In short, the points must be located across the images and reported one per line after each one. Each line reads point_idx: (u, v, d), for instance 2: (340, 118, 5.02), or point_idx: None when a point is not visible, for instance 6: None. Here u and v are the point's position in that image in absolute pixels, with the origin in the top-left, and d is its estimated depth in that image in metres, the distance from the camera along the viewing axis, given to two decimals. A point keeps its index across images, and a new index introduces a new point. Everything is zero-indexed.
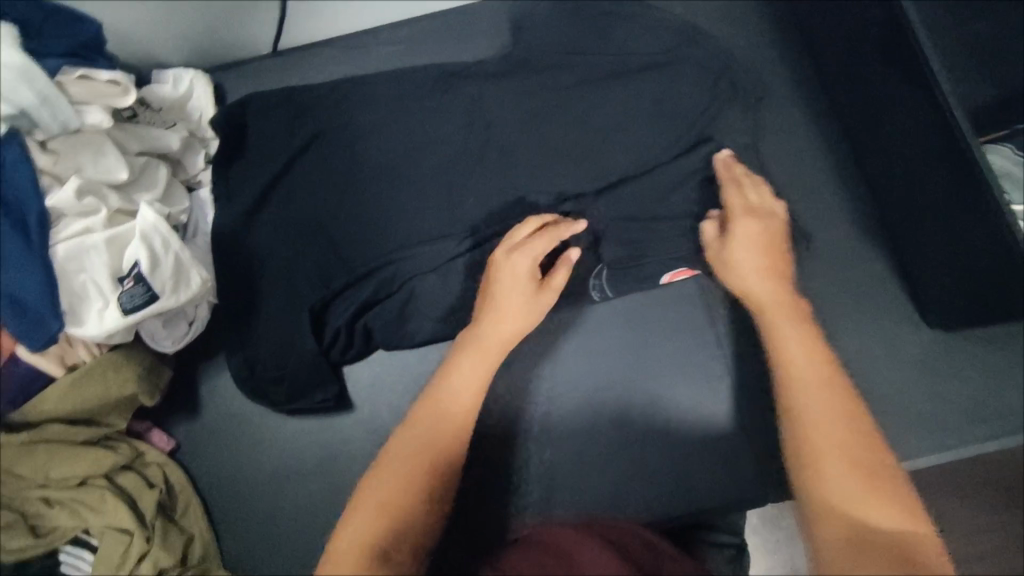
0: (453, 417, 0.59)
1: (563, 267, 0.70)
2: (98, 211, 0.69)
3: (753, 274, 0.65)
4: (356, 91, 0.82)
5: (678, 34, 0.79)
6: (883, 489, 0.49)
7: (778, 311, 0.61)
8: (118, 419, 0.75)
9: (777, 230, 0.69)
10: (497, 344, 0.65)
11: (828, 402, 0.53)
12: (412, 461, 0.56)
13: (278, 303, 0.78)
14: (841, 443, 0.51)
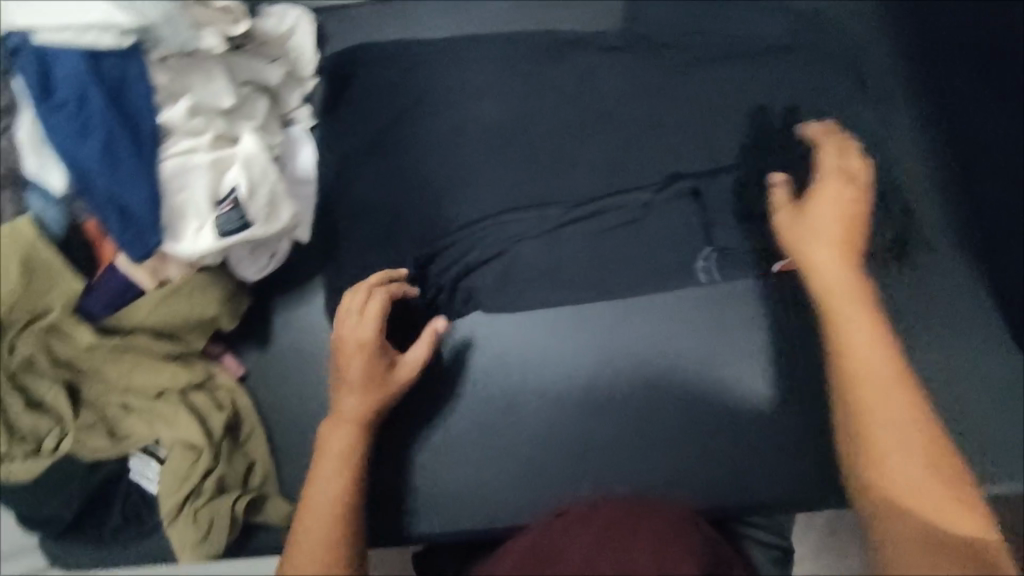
0: (343, 467, 0.67)
1: (426, 338, 0.76)
2: (204, 133, 0.70)
3: (829, 254, 0.70)
4: (472, 51, 0.88)
5: (792, 28, 0.84)
6: (944, 476, 0.58)
7: (847, 305, 0.68)
8: (196, 339, 0.77)
9: (858, 208, 0.73)
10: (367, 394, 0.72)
11: (901, 402, 0.61)
12: (323, 517, 0.63)
13: (377, 248, 0.83)
14: (910, 440, 0.59)
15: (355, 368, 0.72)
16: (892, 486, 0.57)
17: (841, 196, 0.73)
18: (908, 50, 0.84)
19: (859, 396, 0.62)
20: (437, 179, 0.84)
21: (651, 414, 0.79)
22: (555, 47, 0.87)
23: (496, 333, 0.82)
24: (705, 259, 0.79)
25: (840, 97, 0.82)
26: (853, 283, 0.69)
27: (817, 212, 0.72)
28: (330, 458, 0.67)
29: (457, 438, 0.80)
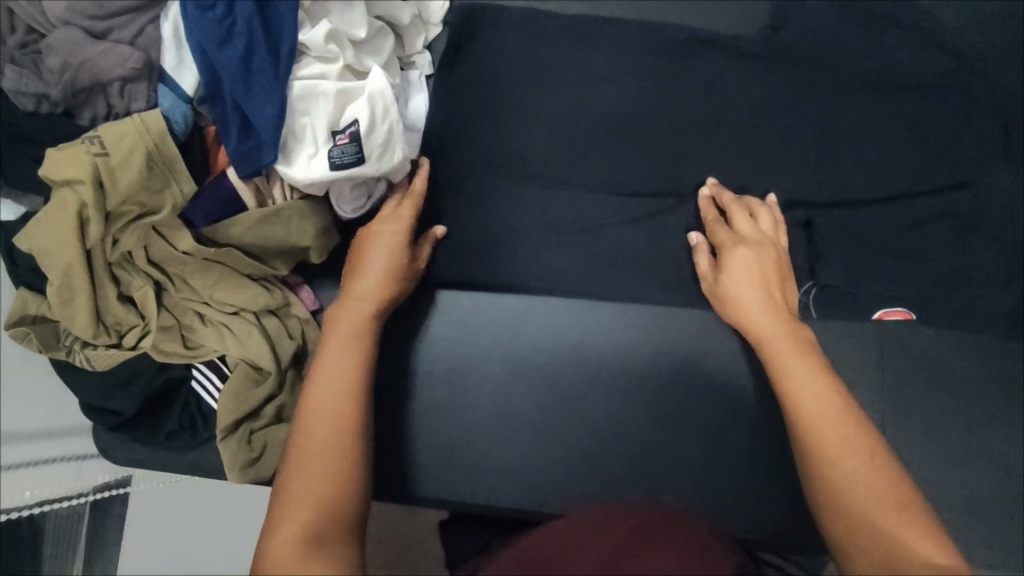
0: (343, 386, 0.63)
1: (427, 242, 0.78)
2: (335, 61, 0.69)
3: (755, 305, 0.68)
4: (603, 32, 0.85)
5: (937, 75, 0.81)
6: (910, 516, 0.54)
7: (778, 343, 0.65)
8: (281, 266, 0.76)
9: (771, 256, 0.72)
10: (370, 291, 0.70)
11: (844, 440, 0.58)
12: (323, 442, 0.60)
13: (474, 208, 0.82)
14: (863, 480, 0.56)
15: (377, 255, 0.72)
16: (850, 524, 0.55)
17: (751, 259, 0.71)
18: None
19: (807, 441, 0.59)
20: (546, 152, 0.82)
21: (720, 437, 0.75)
22: (690, 43, 0.84)
23: (583, 322, 0.78)
24: (805, 294, 0.77)
25: (979, 153, 0.79)
26: (776, 322, 0.67)
27: (733, 265, 0.71)
28: (330, 376, 0.63)
29: (523, 420, 0.76)
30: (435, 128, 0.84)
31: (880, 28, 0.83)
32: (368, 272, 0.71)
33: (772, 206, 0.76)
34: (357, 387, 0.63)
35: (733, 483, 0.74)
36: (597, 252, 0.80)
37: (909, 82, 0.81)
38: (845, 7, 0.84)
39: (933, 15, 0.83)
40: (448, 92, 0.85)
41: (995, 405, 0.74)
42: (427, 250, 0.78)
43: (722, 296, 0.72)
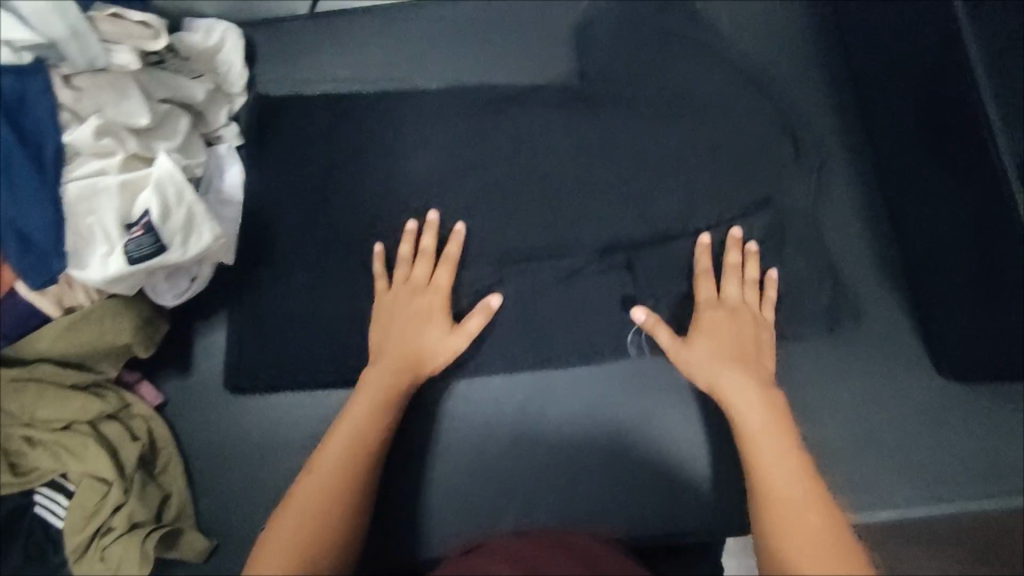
0: (343, 462, 0.66)
1: (478, 314, 0.77)
2: (114, 153, 0.68)
3: (716, 363, 0.72)
4: (402, 83, 0.89)
5: (719, 62, 0.86)
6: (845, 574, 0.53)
7: (730, 373, 0.71)
8: (109, 368, 0.74)
9: (742, 329, 0.74)
10: (403, 366, 0.74)
11: (800, 498, 0.59)
12: (314, 496, 0.62)
13: (300, 273, 0.81)
14: (796, 513, 0.58)
15: (408, 331, 0.75)
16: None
17: (724, 320, 0.74)
18: (827, 85, 0.89)
19: (762, 493, 0.61)
20: (365, 204, 0.83)
21: (573, 455, 0.79)
22: (490, 83, 0.88)
23: (492, 401, 0.81)
24: (637, 333, 0.80)
25: (773, 128, 0.83)
26: (741, 376, 0.70)
27: (703, 323, 0.75)
28: (315, 480, 0.64)
29: (484, 466, 0.79)
30: (253, 204, 0.86)
31: (663, 24, 0.87)
32: (416, 346, 0.75)
33: (772, 282, 0.77)
34: (358, 461, 0.66)
35: (595, 490, 0.78)
36: None
37: (703, 73, 0.85)
38: (626, 17, 0.88)
39: (704, 15, 0.90)
40: (263, 166, 0.86)
41: (817, 365, 0.79)
42: (475, 324, 0.76)
43: (693, 338, 0.74)
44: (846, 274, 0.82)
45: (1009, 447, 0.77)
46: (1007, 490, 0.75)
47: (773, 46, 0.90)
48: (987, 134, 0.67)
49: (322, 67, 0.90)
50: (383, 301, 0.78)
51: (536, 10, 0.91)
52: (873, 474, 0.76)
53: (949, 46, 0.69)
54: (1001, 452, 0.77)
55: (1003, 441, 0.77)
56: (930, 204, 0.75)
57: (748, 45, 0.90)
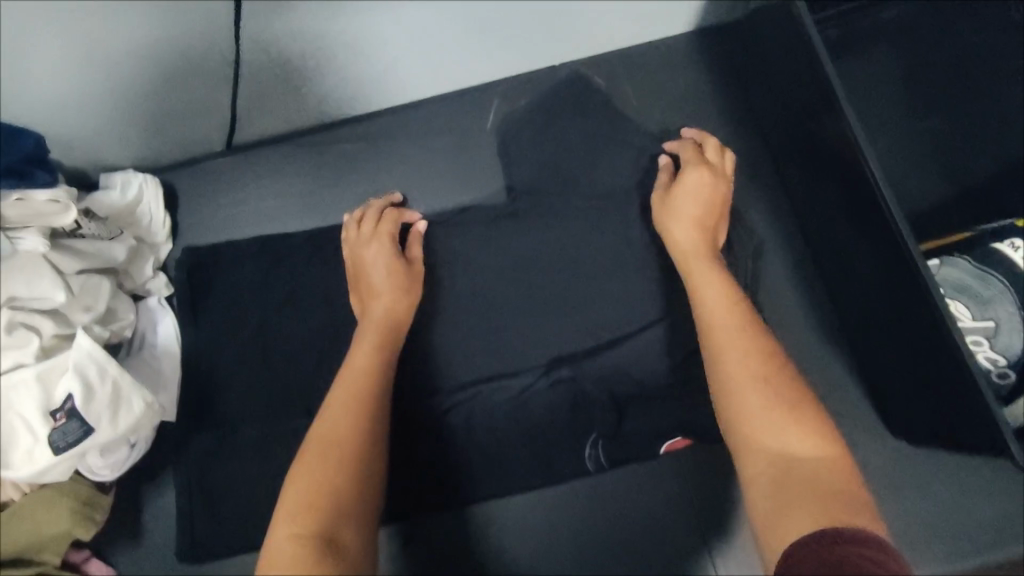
0: (352, 388, 0.68)
1: (416, 241, 0.81)
2: (29, 344, 0.66)
3: (686, 222, 0.77)
4: (331, 207, 0.89)
5: (635, 149, 0.87)
6: (795, 415, 0.57)
7: (693, 259, 0.74)
8: (51, 556, 0.70)
9: (720, 186, 0.79)
10: (382, 299, 0.76)
11: (739, 334, 0.65)
12: (333, 419, 0.65)
13: (240, 420, 0.80)
14: (744, 361, 0.62)
15: (378, 277, 0.77)
16: (741, 422, 0.59)
17: (706, 179, 0.78)
18: (746, 151, 0.90)
19: (711, 341, 0.65)
20: (302, 338, 0.82)
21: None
22: (418, 199, 0.89)
23: (466, 536, 0.80)
24: (593, 445, 0.80)
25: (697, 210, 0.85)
26: (688, 232, 0.76)
27: (688, 181, 0.78)
28: (333, 407, 0.66)
29: None
30: (189, 354, 0.84)
31: (575, 120, 0.89)
32: (380, 279, 0.77)
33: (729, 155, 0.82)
34: (370, 380, 0.69)
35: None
36: None
37: (620, 168, 0.86)
38: (538, 116, 0.90)
39: (616, 101, 0.91)
40: (196, 315, 0.85)
41: None
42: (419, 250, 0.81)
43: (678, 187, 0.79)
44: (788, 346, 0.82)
45: (983, 507, 0.75)
46: (986, 554, 0.73)
47: (688, 120, 0.91)
48: (885, 211, 0.67)
49: (250, 204, 0.89)
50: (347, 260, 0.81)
51: (452, 116, 0.92)
52: None
53: (842, 133, 0.71)
54: (972, 509, 0.75)
55: (971, 497, 0.75)
56: (862, 276, 0.76)
57: (663, 122, 0.91)
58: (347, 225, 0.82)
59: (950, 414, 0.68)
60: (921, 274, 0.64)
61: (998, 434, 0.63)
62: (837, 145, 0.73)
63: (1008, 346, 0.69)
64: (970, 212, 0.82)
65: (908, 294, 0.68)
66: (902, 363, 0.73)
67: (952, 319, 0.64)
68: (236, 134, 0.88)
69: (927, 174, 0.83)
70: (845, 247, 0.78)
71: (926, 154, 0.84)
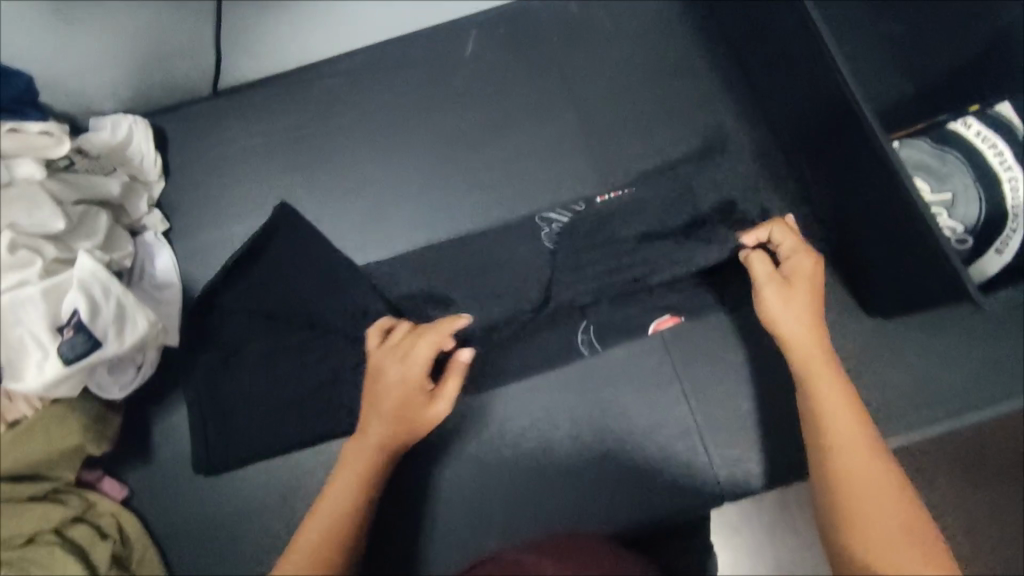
0: (343, 509, 0.66)
1: (453, 378, 0.70)
2: (32, 263, 0.68)
3: (799, 312, 0.68)
4: (317, 140, 0.92)
5: (604, 73, 0.92)
6: (925, 547, 0.54)
7: (819, 363, 0.66)
8: (66, 471, 0.73)
9: (817, 278, 0.71)
10: (388, 410, 0.69)
11: (864, 452, 0.60)
12: (307, 552, 0.63)
13: (241, 339, 0.83)
14: (871, 469, 0.59)
15: (389, 406, 0.69)
16: (852, 537, 0.56)
17: (812, 270, 0.71)
18: (717, 61, 0.92)
19: (822, 443, 0.62)
20: (293, 262, 0.85)
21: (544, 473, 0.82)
22: (399, 128, 0.92)
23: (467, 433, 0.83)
24: (585, 331, 0.84)
25: (664, 122, 0.91)
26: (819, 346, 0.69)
27: (795, 273, 0.70)
28: (314, 530, 0.64)
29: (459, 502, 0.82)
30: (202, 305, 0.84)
31: (544, 49, 0.93)
32: (388, 419, 0.69)
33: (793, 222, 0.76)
34: (354, 519, 0.66)
35: (566, 494, 0.81)
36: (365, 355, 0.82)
37: (590, 90, 0.92)
38: (509, 47, 0.93)
39: (587, 25, 0.94)
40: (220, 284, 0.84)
41: (748, 328, 0.83)
42: (453, 388, 0.70)
43: (793, 281, 0.70)
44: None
45: (955, 378, 0.79)
46: (956, 419, 0.78)
47: (657, 35, 0.93)
48: (845, 91, 0.71)
49: (239, 143, 0.92)
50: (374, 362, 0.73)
51: (426, 47, 0.94)
52: None
53: (801, 25, 0.74)
54: (943, 380, 0.79)
55: (943, 368, 0.79)
56: (827, 164, 0.80)
57: (633, 40, 0.94)
58: (378, 329, 0.74)
59: (914, 277, 0.73)
60: (885, 150, 0.69)
61: (958, 284, 0.67)
62: (795, 40, 0.76)
63: (966, 215, 0.73)
64: (910, 115, 0.86)
65: (873, 168, 0.72)
66: (869, 238, 0.77)
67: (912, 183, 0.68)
68: (222, 76, 0.91)
69: (884, 75, 0.86)
70: (808, 140, 0.82)
71: (882, 57, 0.86)
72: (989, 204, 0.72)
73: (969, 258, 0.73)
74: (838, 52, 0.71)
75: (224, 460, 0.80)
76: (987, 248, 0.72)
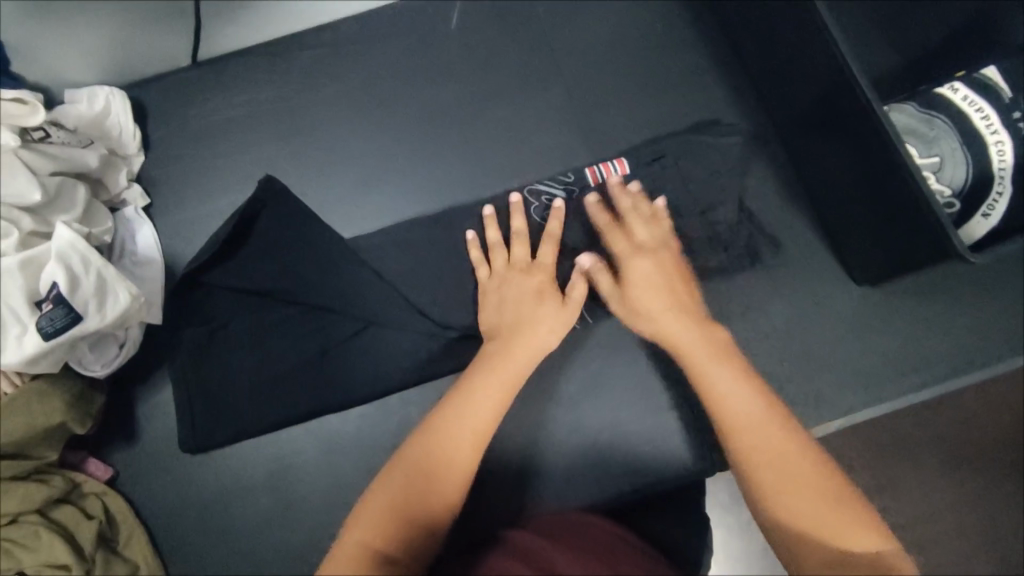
0: (500, 387, 0.65)
1: (581, 280, 0.77)
2: (10, 234, 0.65)
3: (660, 313, 0.73)
4: (301, 111, 0.90)
5: (591, 44, 0.92)
6: (843, 505, 0.53)
7: (712, 356, 0.66)
8: (49, 451, 0.72)
9: (671, 269, 0.77)
10: (521, 311, 0.74)
11: (767, 423, 0.59)
12: (457, 418, 0.61)
13: (223, 315, 0.80)
14: (775, 436, 0.58)
15: (518, 308, 0.75)
16: (775, 504, 0.54)
17: (651, 266, 0.77)
18: (705, 31, 0.92)
19: (725, 418, 0.60)
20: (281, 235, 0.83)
21: (538, 446, 0.82)
22: (386, 99, 0.91)
23: None
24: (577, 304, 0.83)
25: (653, 93, 0.90)
26: (690, 330, 0.70)
27: (635, 273, 0.77)
28: (469, 400, 0.63)
29: None
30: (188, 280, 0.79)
31: (532, 19, 0.92)
32: (524, 313, 0.74)
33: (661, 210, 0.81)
34: (507, 397, 0.65)
35: (559, 465, 0.81)
36: (357, 324, 0.80)
37: (577, 63, 0.91)
38: (496, 17, 0.92)
39: None
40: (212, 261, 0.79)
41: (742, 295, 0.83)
42: (581, 292, 0.77)
43: (636, 285, 0.76)
44: (756, 214, 0.86)
45: (944, 342, 0.80)
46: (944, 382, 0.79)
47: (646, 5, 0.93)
48: (838, 56, 0.71)
49: (221, 115, 0.90)
50: (485, 279, 0.79)
51: (412, 16, 0.92)
52: (814, 389, 0.80)
53: None
54: (930, 344, 0.80)
55: (932, 333, 0.80)
56: (816, 130, 0.80)
57: (622, 9, 0.93)
58: (495, 242, 0.80)
59: (904, 242, 0.73)
60: (877, 116, 0.69)
61: (948, 244, 0.68)
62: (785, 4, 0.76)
63: (953, 178, 0.73)
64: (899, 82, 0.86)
65: (864, 132, 0.72)
66: (857, 205, 0.78)
67: (902, 141, 0.68)
68: (201, 45, 0.89)
69: (874, 45, 0.87)
70: (798, 104, 0.81)
71: (870, 25, 0.87)
72: (977, 166, 0.72)
73: (958, 221, 0.73)
74: (830, 15, 0.71)
75: (210, 440, 0.79)
76: (974, 212, 0.73)
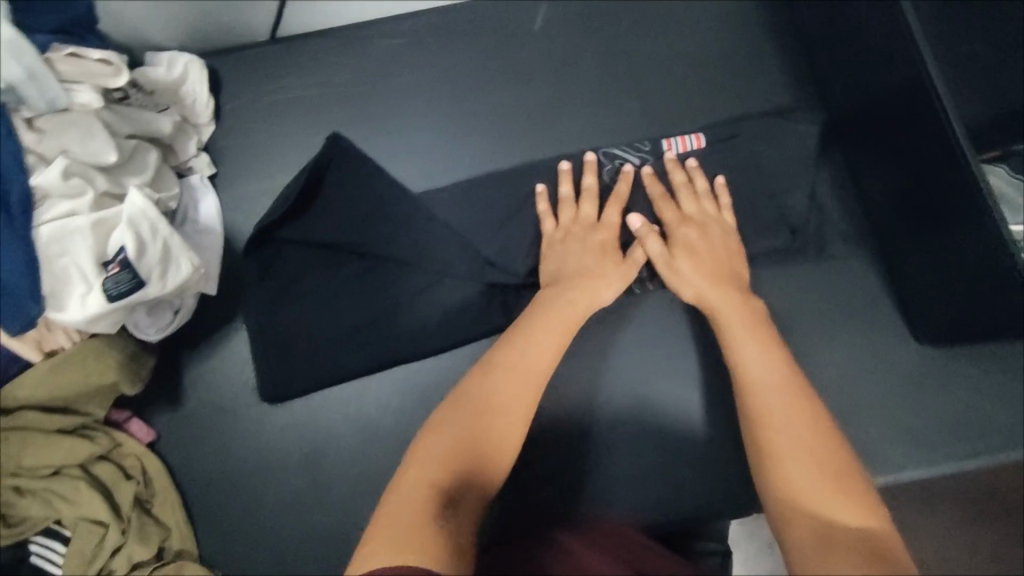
0: (550, 349, 0.66)
1: (651, 237, 0.76)
2: (84, 193, 0.66)
3: (702, 280, 0.72)
4: (373, 98, 0.90)
5: (673, 61, 0.90)
6: (842, 480, 0.51)
7: (745, 331, 0.67)
8: (97, 409, 0.74)
9: (720, 240, 0.76)
10: (579, 265, 0.75)
11: (785, 399, 0.59)
12: (505, 371, 0.63)
13: (271, 294, 0.81)
14: (787, 410, 0.58)
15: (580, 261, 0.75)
16: (773, 466, 0.54)
17: (693, 236, 0.75)
18: (791, 61, 0.90)
19: (747, 389, 0.62)
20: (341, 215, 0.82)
21: None
22: (459, 94, 0.90)
23: None
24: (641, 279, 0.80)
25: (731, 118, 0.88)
26: (728, 301, 0.70)
27: (682, 240, 0.75)
28: (514, 354, 0.65)
29: None
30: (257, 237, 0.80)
31: (614, 31, 0.91)
32: (582, 267, 0.75)
33: (721, 188, 0.80)
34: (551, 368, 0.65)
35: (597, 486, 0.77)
36: (411, 302, 0.80)
37: (657, 79, 0.89)
38: (579, 24, 0.91)
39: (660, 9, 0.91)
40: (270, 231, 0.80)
41: (802, 336, 0.80)
42: (652, 248, 0.75)
43: (684, 249, 0.75)
44: (824, 254, 0.83)
45: (998, 411, 0.78)
46: (994, 452, 0.77)
47: (733, 28, 0.91)
48: (936, 105, 0.68)
49: (294, 93, 0.90)
50: (547, 230, 0.79)
51: (494, 14, 0.91)
52: (864, 441, 0.78)
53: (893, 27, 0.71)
54: (985, 411, 0.78)
55: (987, 400, 0.79)
56: (893, 177, 0.78)
57: (708, 30, 0.91)
58: (563, 194, 0.80)
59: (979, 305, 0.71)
60: (967, 169, 0.66)
61: None
62: (885, 44, 0.73)
63: None
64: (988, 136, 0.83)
65: (949, 188, 0.69)
66: (930, 263, 0.75)
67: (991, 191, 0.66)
68: (282, 21, 0.90)
69: (971, 93, 0.83)
70: (880, 146, 0.79)
71: (969, 72, 0.84)
72: None
73: None
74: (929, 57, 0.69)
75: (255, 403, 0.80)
76: None
